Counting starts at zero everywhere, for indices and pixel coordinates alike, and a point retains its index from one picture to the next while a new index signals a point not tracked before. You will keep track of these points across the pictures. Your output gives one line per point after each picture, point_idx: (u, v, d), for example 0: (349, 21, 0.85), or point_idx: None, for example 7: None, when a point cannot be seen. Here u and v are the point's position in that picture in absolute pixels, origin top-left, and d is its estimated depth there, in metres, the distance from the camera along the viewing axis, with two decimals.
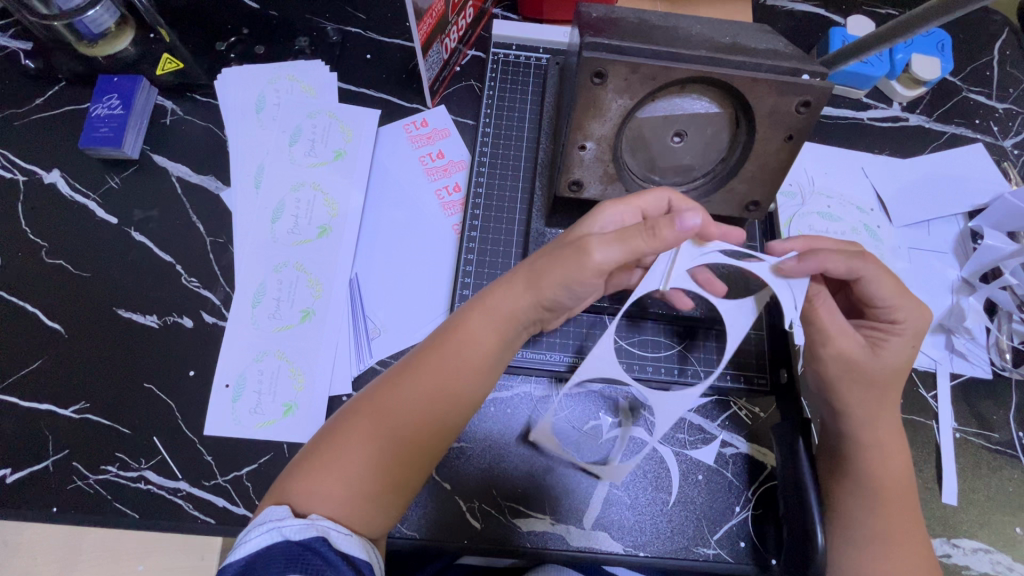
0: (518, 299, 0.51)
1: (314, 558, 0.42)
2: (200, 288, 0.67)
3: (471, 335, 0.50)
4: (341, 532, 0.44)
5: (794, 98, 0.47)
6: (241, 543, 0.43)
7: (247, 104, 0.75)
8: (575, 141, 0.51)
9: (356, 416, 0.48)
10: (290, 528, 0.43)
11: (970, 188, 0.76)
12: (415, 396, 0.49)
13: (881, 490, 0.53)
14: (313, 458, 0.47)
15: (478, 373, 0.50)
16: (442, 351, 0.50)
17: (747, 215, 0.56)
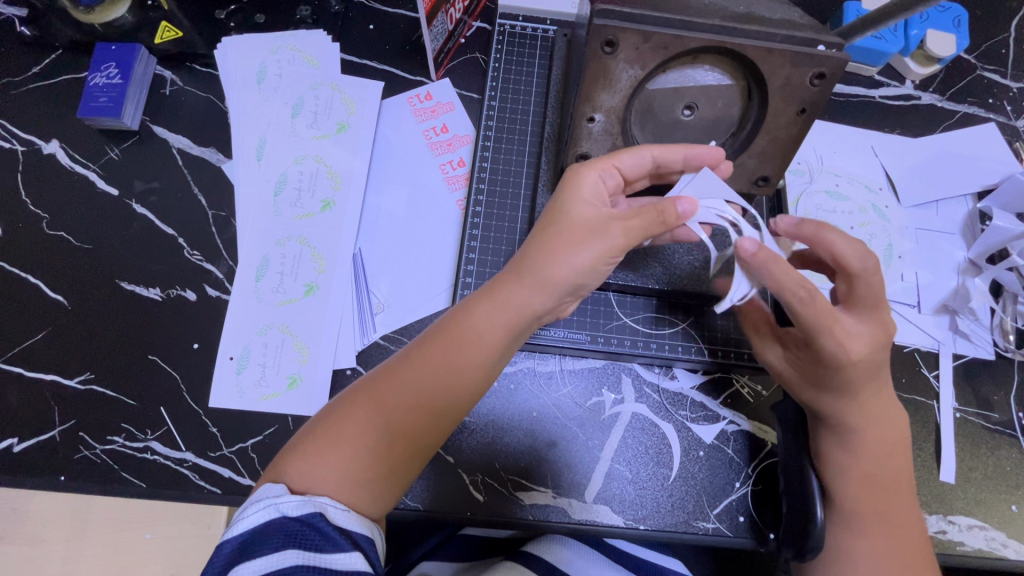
0: (516, 290, 0.49)
1: (312, 534, 0.43)
2: (203, 261, 0.67)
3: (469, 331, 0.50)
4: (338, 509, 0.46)
5: (809, 70, 0.46)
6: (237, 520, 0.44)
7: (248, 73, 0.73)
8: (584, 113, 0.50)
9: (355, 401, 0.49)
10: (288, 504, 0.44)
11: (980, 169, 0.75)
12: (410, 390, 0.49)
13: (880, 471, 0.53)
14: (308, 443, 0.48)
15: (471, 370, 0.50)
16: (440, 345, 0.50)
17: (756, 191, 0.54)
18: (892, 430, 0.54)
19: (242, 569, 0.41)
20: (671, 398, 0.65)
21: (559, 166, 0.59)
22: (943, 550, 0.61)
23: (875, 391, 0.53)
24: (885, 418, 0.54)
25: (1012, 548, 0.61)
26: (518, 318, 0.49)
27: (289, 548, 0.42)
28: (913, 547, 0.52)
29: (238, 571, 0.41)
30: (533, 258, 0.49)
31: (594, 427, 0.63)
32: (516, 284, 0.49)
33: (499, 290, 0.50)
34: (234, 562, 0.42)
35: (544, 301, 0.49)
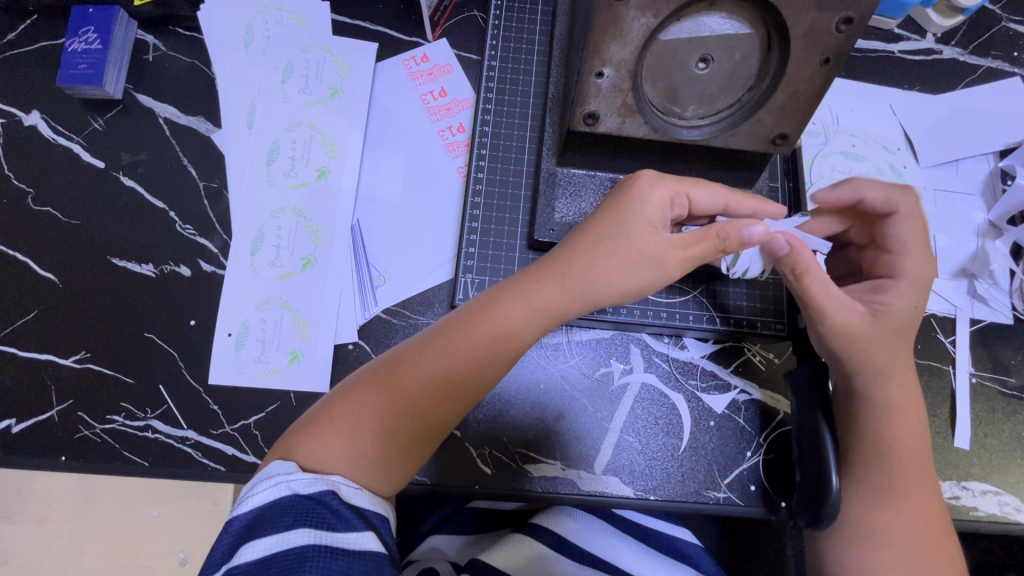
0: (552, 287, 0.48)
1: (324, 512, 0.43)
2: (196, 235, 0.64)
3: (495, 320, 0.48)
4: (350, 487, 0.45)
5: (835, 14, 0.41)
6: (246, 496, 0.44)
7: (233, 36, 0.69)
8: (591, 68, 0.46)
9: (371, 382, 0.48)
10: (298, 482, 0.44)
11: (1002, 126, 0.72)
12: (427, 377, 0.48)
13: (897, 438, 0.52)
14: (322, 422, 0.47)
15: (496, 362, 0.49)
16: (467, 333, 0.48)
17: (773, 150, 0.51)
18: (909, 399, 0.52)
19: (252, 547, 0.41)
20: (680, 367, 0.64)
21: (564, 128, 0.56)
22: (956, 515, 0.60)
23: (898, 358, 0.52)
24: (906, 389, 0.52)
25: None
26: (549, 318, 0.49)
27: (300, 526, 0.41)
28: (925, 525, 0.52)
29: (249, 547, 0.41)
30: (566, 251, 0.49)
31: (603, 399, 0.62)
32: (550, 280, 0.48)
33: (528, 283, 0.49)
34: (244, 539, 0.42)
35: (572, 305, 0.49)
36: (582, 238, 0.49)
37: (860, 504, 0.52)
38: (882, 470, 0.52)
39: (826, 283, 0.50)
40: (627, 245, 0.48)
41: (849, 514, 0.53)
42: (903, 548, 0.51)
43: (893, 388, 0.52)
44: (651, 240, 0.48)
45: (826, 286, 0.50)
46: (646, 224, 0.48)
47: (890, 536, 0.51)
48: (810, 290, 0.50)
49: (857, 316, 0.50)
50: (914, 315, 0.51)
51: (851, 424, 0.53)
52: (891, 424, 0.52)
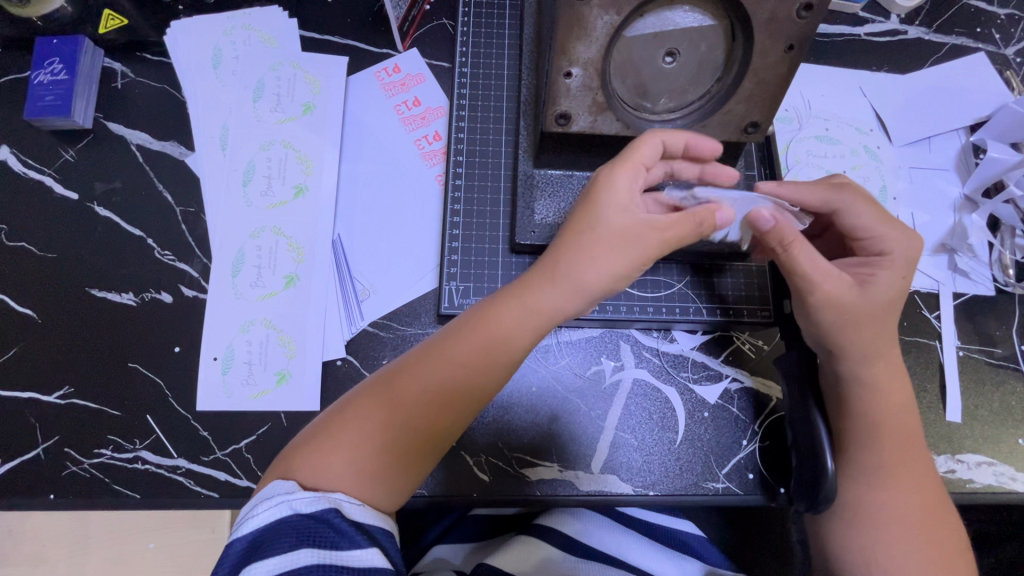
0: (545, 291, 0.48)
1: (327, 531, 0.42)
2: (176, 261, 0.64)
3: (491, 326, 0.48)
4: (353, 503, 0.44)
5: (795, 0, 0.42)
6: (246, 518, 0.43)
7: (201, 58, 0.69)
8: (559, 68, 0.46)
9: (370, 395, 0.48)
10: (300, 501, 0.43)
11: (971, 101, 0.73)
12: (426, 386, 0.47)
13: (886, 416, 0.52)
14: (321, 438, 0.47)
15: (493, 369, 0.48)
16: (464, 341, 0.48)
17: (746, 139, 0.51)
18: (896, 377, 0.53)
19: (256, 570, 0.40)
20: (671, 361, 0.64)
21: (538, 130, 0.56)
22: (953, 489, 0.61)
23: (886, 333, 0.52)
24: (893, 369, 0.53)
25: (1020, 482, 0.61)
26: (545, 322, 0.49)
27: (304, 546, 0.41)
28: (921, 502, 0.52)
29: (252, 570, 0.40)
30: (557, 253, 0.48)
31: (597, 398, 0.62)
32: (543, 284, 0.48)
33: (522, 288, 0.49)
34: (247, 561, 0.41)
35: (567, 308, 0.48)
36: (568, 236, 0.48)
37: (857, 484, 0.52)
38: (874, 449, 0.52)
39: (813, 252, 0.50)
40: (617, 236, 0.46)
41: (846, 496, 0.53)
42: (899, 525, 0.51)
43: (878, 366, 0.52)
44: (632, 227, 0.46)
45: (812, 254, 0.49)
46: (622, 213, 0.47)
47: (886, 515, 0.51)
48: (797, 259, 0.49)
49: (845, 292, 0.50)
50: (903, 292, 0.52)
51: (842, 405, 0.53)
52: (882, 402, 0.53)
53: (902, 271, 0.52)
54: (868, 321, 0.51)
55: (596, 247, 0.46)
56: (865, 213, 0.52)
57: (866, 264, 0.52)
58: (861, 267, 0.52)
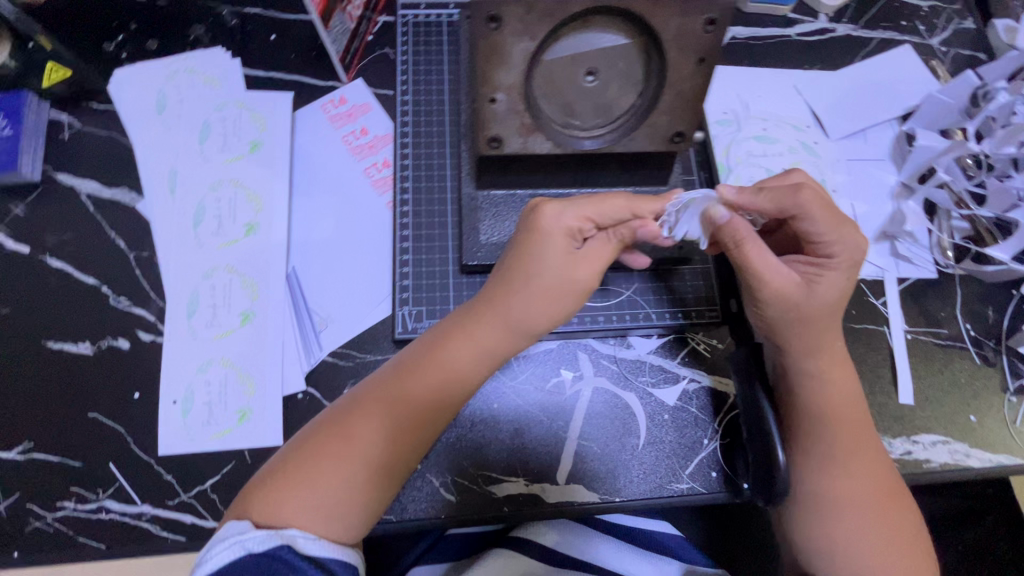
0: (489, 326, 0.51)
1: (279, 567, 0.42)
2: (132, 306, 0.64)
3: (444, 360, 0.50)
4: (308, 537, 0.45)
5: (699, 16, 0.44)
6: (203, 561, 0.44)
7: (146, 104, 0.70)
8: (483, 95, 0.48)
9: (326, 434, 0.48)
10: (252, 540, 0.44)
11: (901, 92, 0.76)
12: (384, 423, 0.49)
13: (835, 407, 0.54)
14: (278, 480, 0.47)
15: (447, 402, 0.51)
16: (417, 376, 0.50)
17: (675, 148, 0.52)
18: (843, 368, 0.54)
19: None
20: (629, 366, 0.65)
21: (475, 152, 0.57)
22: (911, 469, 0.62)
23: (831, 332, 0.53)
24: (837, 359, 0.54)
25: (974, 457, 0.63)
26: (492, 354, 0.52)
27: None
28: (871, 486, 0.53)
29: None
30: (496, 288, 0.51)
31: (558, 409, 0.63)
32: (487, 318, 0.51)
33: (467, 324, 0.51)
34: None
35: (508, 339, 0.52)
36: (511, 270, 0.51)
37: (808, 473, 0.54)
38: (823, 438, 0.53)
39: (761, 251, 0.51)
40: (547, 279, 0.50)
41: (804, 488, 0.54)
42: (853, 510, 0.52)
43: (824, 357, 0.53)
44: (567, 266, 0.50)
45: (763, 252, 0.51)
46: (562, 253, 0.50)
47: (838, 502, 0.53)
48: (743, 259, 0.51)
49: (787, 296, 0.51)
50: (850, 287, 0.52)
51: (791, 398, 0.55)
52: (828, 391, 0.54)
53: (851, 272, 0.51)
54: (809, 321, 0.52)
55: (538, 290, 0.50)
56: (819, 217, 0.50)
57: (814, 263, 0.52)
58: (809, 266, 0.52)
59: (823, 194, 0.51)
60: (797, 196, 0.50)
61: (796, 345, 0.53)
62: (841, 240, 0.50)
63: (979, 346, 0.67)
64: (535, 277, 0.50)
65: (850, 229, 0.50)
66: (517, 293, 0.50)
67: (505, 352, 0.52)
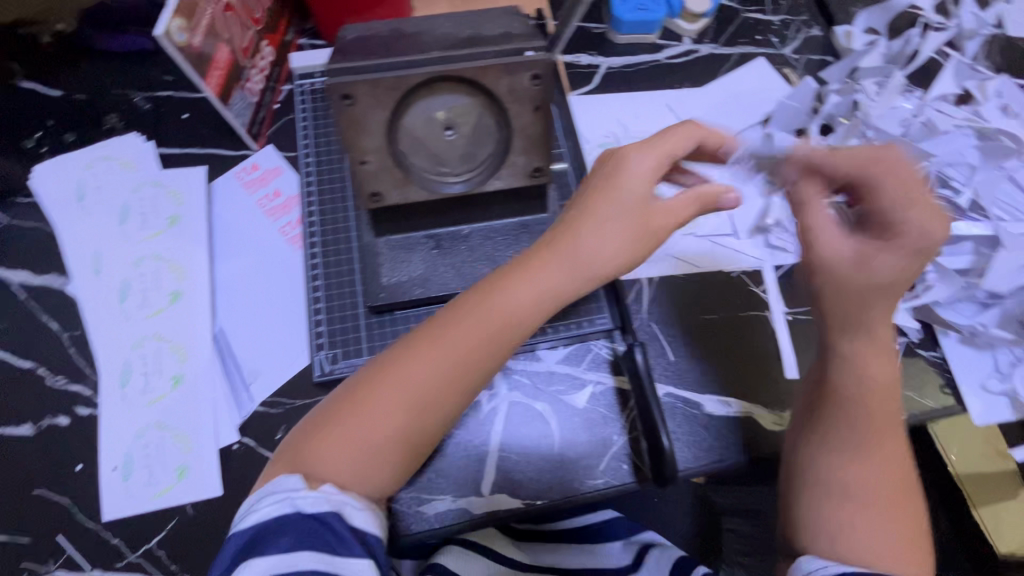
0: (557, 265, 0.55)
1: (327, 532, 0.48)
2: (68, 383, 0.68)
3: (498, 303, 0.54)
4: (353, 507, 0.50)
5: (524, 74, 0.51)
6: (251, 510, 0.49)
7: (66, 194, 0.75)
8: (354, 159, 0.54)
9: (390, 382, 0.52)
10: (303, 499, 0.49)
11: (760, 100, 0.85)
12: (442, 367, 0.53)
13: (874, 394, 0.56)
14: (319, 433, 0.52)
15: (503, 341, 0.54)
16: (467, 321, 0.54)
17: (537, 182, 0.59)
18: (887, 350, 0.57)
19: (254, 566, 0.46)
20: (540, 377, 0.71)
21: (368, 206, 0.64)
22: None
23: (886, 309, 0.55)
24: (887, 337, 0.57)
25: None
26: (566, 288, 0.56)
27: (301, 549, 0.46)
28: (878, 480, 0.54)
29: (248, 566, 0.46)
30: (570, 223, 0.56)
31: (478, 425, 0.68)
32: (550, 257, 0.55)
33: (539, 261, 0.56)
34: (246, 554, 0.47)
35: (575, 277, 0.56)
36: (562, 228, 0.56)
37: (831, 461, 0.55)
38: (854, 426, 0.55)
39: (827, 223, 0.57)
40: (566, 248, 0.55)
41: (821, 471, 0.56)
42: (856, 505, 0.54)
43: (862, 344, 0.56)
44: (635, 213, 0.55)
45: (822, 216, 0.58)
46: (634, 194, 0.55)
47: (843, 492, 0.54)
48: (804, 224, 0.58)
49: (837, 267, 0.55)
50: (914, 271, 0.53)
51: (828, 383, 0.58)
52: (868, 374, 0.56)
53: (908, 257, 0.52)
54: (870, 296, 0.54)
55: (613, 222, 0.55)
56: (889, 193, 0.53)
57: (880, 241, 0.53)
58: (871, 244, 0.54)
59: (905, 174, 0.53)
60: (876, 169, 0.53)
61: (836, 320, 0.56)
62: (909, 219, 0.52)
63: None
64: (606, 216, 0.55)
65: (920, 207, 0.52)
66: (587, 228, 0.55)
67: (574, 288, 0.56)
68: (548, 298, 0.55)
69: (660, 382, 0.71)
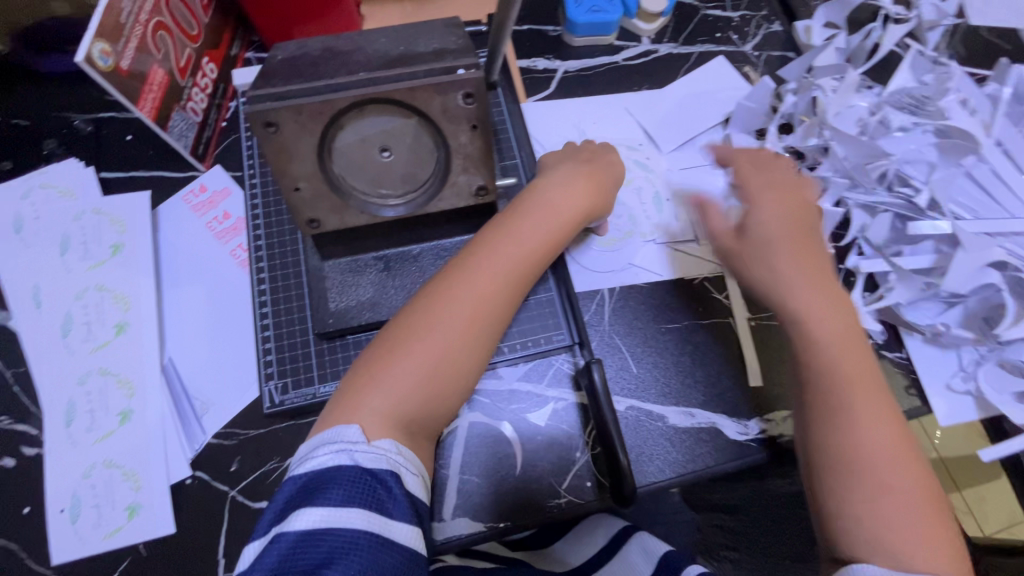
0: (527, 223, 0.61)
1: (381, 489, 0.45)
2: (12, 423, 0.66)
3: (501, 252, 0.58)
4: (409, 474, 0.48)
5: (455, 93, 0.49)
6: (307, 460, 0.47)
7: (3, 226, 0.72)
8: (286, 186, 0.52)
9: (426, 332, 0.54)
10: (361, 454, 0.47)
11: (720, 100, 0.83)
12: (465, 314, 0.55)
13: (815, 340, 0.57)
14: (348, 404, 0.51)
15: (507, 288, 0.58)
16: (473, 274, 0.57)
17: (482, 200, 0.58)
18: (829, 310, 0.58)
19: (304, 519, 0.43)
20: (500, 396, 0.69)
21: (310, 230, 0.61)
22: (766, 446, 0.68)
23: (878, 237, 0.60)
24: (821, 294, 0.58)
25: None
26: (541, 245, 0.61)
27: (353, 506, 0.43)
28: (885, 456, 0.51)
29: (306, 514, 0.43)
30: (521, 209, 0.62)
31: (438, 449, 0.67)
32: (542, 215, 0.62)
33: (512, 224, 0.61)
34: (295, 511, 0.44)
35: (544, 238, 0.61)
36: (511, 212, 0.62)
37: (835, 421, 0.53)
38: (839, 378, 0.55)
39: None
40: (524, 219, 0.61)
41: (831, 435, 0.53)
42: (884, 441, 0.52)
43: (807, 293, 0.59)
44: (557, 213, 0.63)
45: None
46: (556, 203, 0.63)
47: (874, 483, 0.51)
48: None
49: None
50: None
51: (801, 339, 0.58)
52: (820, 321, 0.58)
53: None
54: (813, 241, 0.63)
55: (542, 217, 0.62)
56: None
57: None
58: None
59: None
60: None
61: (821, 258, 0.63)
62: None
63: None
64: (541, 210, 0.62)
65: None
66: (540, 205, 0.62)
67: (550, 243, 0.62)
68: (516, 271, 0.59)
69: (620, 396, 0.69)
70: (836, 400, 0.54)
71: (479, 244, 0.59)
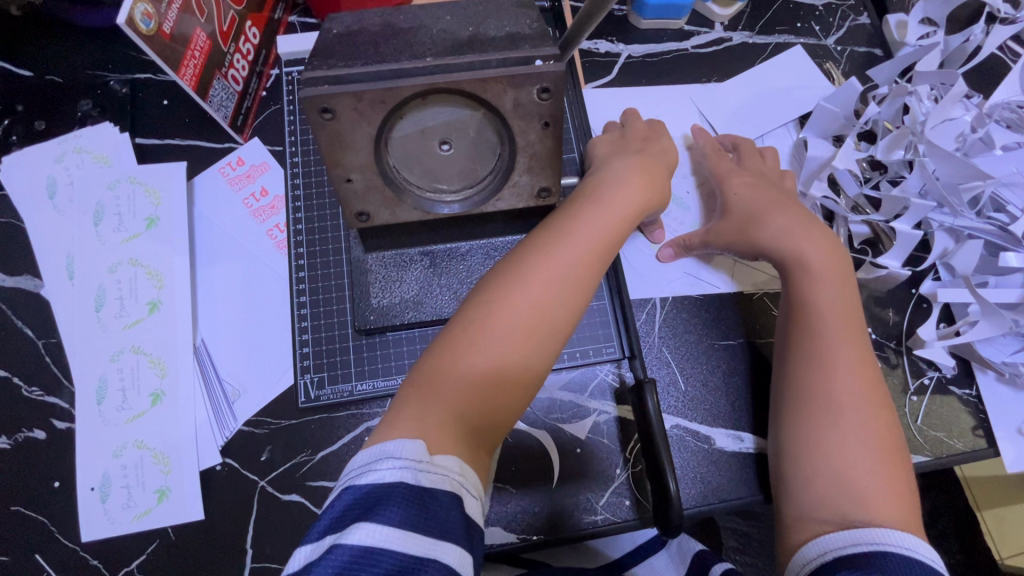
0: (590, 213, 0.54)
1: (439, 508, 0.39)
2: (44, 395, 0.64)
3: (562, 246, 0.52)
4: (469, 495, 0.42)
5: (531, 87, 0.45)
6: (368, 472, 0.41)
7: (38, 190, 0.70)
8: (337, 177, 0.48)
9: (480, 339, 0.48)
10: (422, 472, 0.40)
11: (796, 99, 0.77)
12: (522, 320, 0.49)
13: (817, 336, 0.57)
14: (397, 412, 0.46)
15: (570, 290, 0.51)
16: (534, 271, 0.51)
17: (544, 202, 0.53)
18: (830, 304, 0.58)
19: (357, 537, 0.37)
20: (540, 405, 0.66)
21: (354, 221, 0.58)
22: None
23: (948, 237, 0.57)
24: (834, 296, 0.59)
25: None
26: (605, 239, 0.54)
27: (410, 526, 0.38)
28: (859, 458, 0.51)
29: (362, 533, 0.37)
30: (587, 198, 0.56)
31: None
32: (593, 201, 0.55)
33: (575, 214, 0.55)
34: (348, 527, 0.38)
35: (612, 231, 0.55)
36: (577, 202, 0.56)
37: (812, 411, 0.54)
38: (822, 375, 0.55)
39: None
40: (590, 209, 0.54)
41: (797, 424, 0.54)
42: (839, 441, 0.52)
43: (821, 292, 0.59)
44: (624, 199, 0.56)
45: None
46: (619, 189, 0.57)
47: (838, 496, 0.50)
48: None
49: None
50: None
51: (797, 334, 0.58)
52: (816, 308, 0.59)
53: None
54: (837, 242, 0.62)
55: (611, 206, 0.55)
56: None
57: None
58: None
59: None
60: None
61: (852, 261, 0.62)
62: None
63: (880, 348, 0.67)
64: (607, 198, 0.56)
65: None
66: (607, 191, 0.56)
67: (614, 238, 0.55)
68: (580, 266, 0.53)
69: (667, 414, 0.66)
70: (828, 408, 0.53)
71: (536, 237, 0.53)
